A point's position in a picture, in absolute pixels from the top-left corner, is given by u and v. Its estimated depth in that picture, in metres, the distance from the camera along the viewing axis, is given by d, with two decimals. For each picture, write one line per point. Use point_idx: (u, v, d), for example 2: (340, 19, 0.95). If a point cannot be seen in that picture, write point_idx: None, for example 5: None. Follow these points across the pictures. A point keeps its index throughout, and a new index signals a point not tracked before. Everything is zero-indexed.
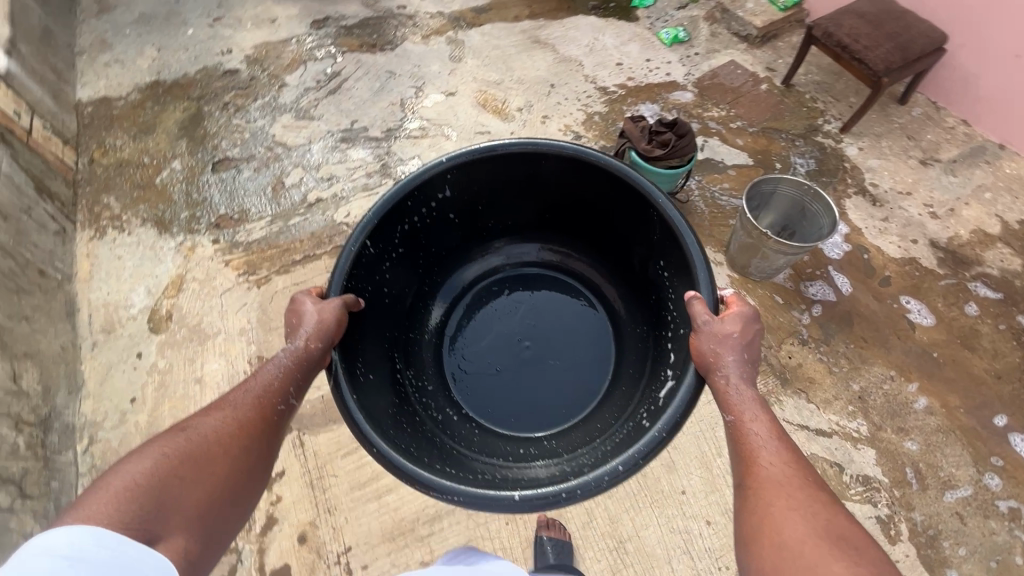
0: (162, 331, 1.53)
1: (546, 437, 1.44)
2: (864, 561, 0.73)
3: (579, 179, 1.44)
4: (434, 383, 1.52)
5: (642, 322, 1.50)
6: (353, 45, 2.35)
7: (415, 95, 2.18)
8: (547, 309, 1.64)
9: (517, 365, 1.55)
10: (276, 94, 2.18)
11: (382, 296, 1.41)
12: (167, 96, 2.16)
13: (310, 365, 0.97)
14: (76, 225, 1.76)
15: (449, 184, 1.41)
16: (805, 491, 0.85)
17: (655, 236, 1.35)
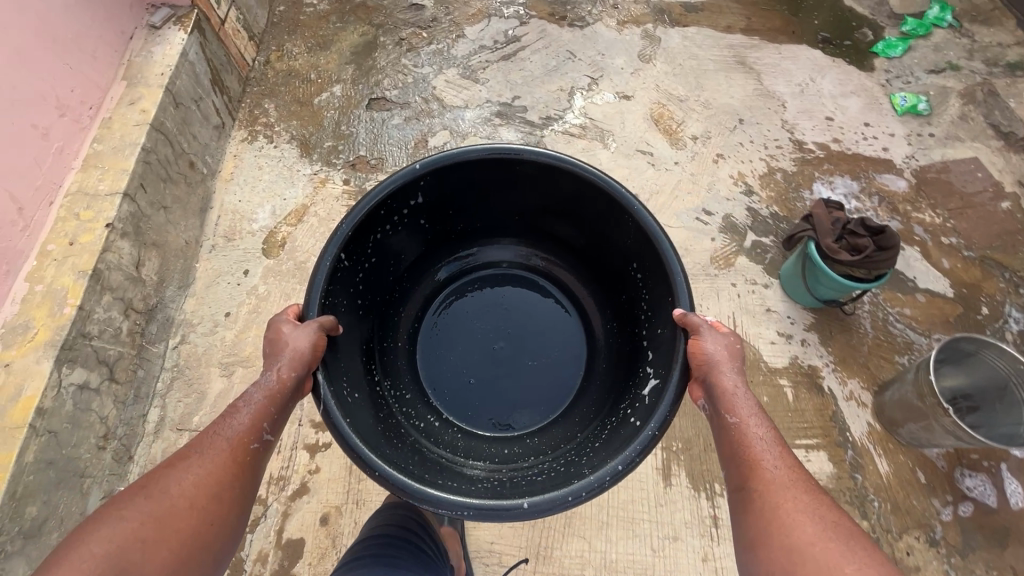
0: (272, 257, 1.56)
1: (531, 438, 1.45)
2: (870, 564, 0.75)
3: (548, 186, 1.41)
4: (413, 393, 1.50)
5: (615, 330, 1.52)
6: (543, 12, 2.18)
7: (587, 86, 1.99)
8: (517, 307, 1.65)
9: (490, 364, 1.56)
10: (451, 43, 2.09)
11: (356, 308, 1.35)
12: (351, 15, 2.15)
13: (284, 395, 0.97)
14: (234, 123, 1.82)
15: (421, 190, 1.36)
16: (807, 493, 0.85)
17: (623, 237, 1.37)
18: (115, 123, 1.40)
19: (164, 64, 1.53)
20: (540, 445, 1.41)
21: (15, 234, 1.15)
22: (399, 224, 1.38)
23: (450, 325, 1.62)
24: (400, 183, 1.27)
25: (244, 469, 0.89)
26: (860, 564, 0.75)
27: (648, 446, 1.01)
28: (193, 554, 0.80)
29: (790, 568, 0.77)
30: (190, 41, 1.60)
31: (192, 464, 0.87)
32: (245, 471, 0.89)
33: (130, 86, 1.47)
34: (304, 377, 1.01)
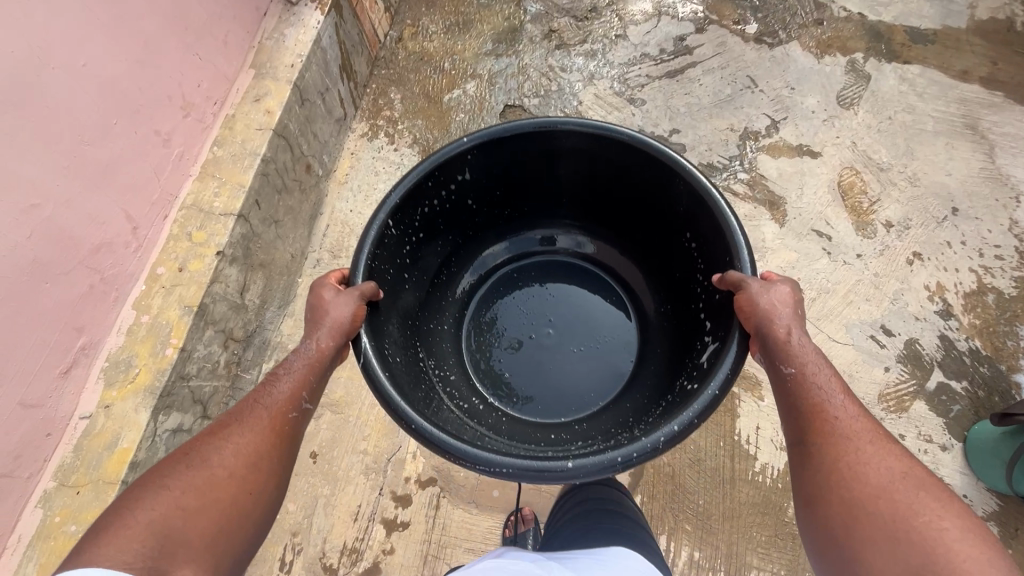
0: None
1: (579, 424, 1.25)
2: (945, 513, 0.70)
3: (595, 158, 1.25)
4: (459, 374, 1.32)
5: (671, 318, 1.30)
6: (725, 19, 1.79)
7: (765, 129, 1.63)
8: (567, 291, 1.44)
9: (534, 339, 1.37)
10: (608, 45, 1.77)
11: (400, 280, 1.21)
12: None
13: (325, 362, 0.91)
14: (356, 113, 1.64)
15: (468, 166, 1.23)
16: (872, 442, 0.78)
17: (677, 207, 1.20)
18: (237, 123, 1.26)
19: (296, 53, 1.35)
20: (586, 425, 1.23)
21: (128, 255, 1.06)
22: (444, 201, 1.25)
23: (497, 309, 1.42)
24: (449, 152, 1.15)
25: (285, 439, 0.84)
26: (935, 515, 0.69)
27: (707, 410, 0.87)
28: (232, 527, 0.75)
29: (857, 521, 0.72)
30: (326, 23, 1.41)
31: (233, 433, 0.82)
32: (286, 441, 0.83)
33: (257, 78, 1.31)
34: (342, 346, 0.94)
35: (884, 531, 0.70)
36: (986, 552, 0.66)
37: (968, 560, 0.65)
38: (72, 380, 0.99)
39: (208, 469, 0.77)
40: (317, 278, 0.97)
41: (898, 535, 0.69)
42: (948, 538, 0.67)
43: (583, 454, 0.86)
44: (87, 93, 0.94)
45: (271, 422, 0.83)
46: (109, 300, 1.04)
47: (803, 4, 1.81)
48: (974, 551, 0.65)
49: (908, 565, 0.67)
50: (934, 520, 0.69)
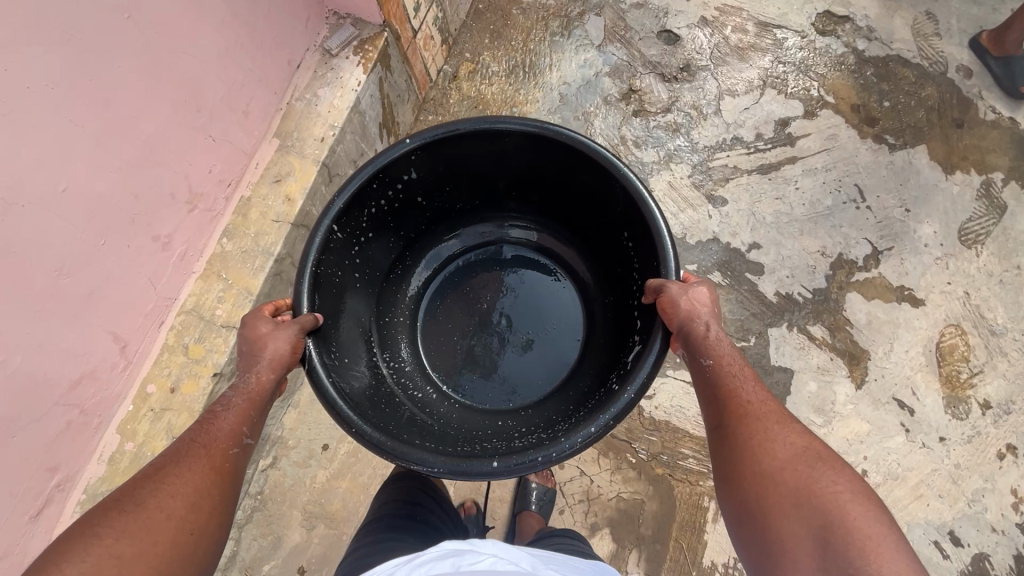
0: None
1: (522, 409, 1.16)
2: (839, 479, 0.68)
3: (530, 157, 1.12)
4: (411, 359, 1.23)
5: (612, 311, 1.18)
6: (842, 104, 1.49)
7: (863, 259, 1.38)
8: (516, 278, 1.30)
9: (484, 315, 1.26)
10: (695, 118, 1.49)
11: (350, 277, 1.10)
12: (577, 29, 1.58)
13: (268, 392, 0.81)
14: None
15: (417, 167, 1.09)
16: (775, 419, 0.77)
17: (617, 208, 1.07)
18: (251, 209, 1.09)
19: (329, 122, 1.15)
20: (533, 409, 1.15)
21: (114, 378, 0.95)
22: (394, 202, 1.12)
23: (453, 302, 1.29)
24: (391, 156, 1.01)
25: (230, 477, 0.72)
26: (830, 480, 0.68)
27: (623, 413, 0.83)
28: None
29: (765, 493, 0.70)
30: (368, 83, 1.19)
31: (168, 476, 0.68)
32: (228, 481, 0.71)
33: (281, 151, 1.13)
34: (283, 379, 0.85)
35: (789, 500, 0.67)
36: (872, 508, 0.65)
37: (859, 518, 0.64)
38: (45, 518, 0.91)
39: (144, 513, 0.62)
40: (253, 313, 0.86)
41: (803, 505, 0.66)
42: (843, 500, 0.66)
43: (506, 455, 0.84)
44: (68, 221, 0.79)
45: (211, 458, 0.70)
46: (90, 428, 0.94)
47: (940, 97, 1.50)
48: (860, 505, 0.65)
49: (809, 531, 0.64)
50: (830, 484, 0.68)
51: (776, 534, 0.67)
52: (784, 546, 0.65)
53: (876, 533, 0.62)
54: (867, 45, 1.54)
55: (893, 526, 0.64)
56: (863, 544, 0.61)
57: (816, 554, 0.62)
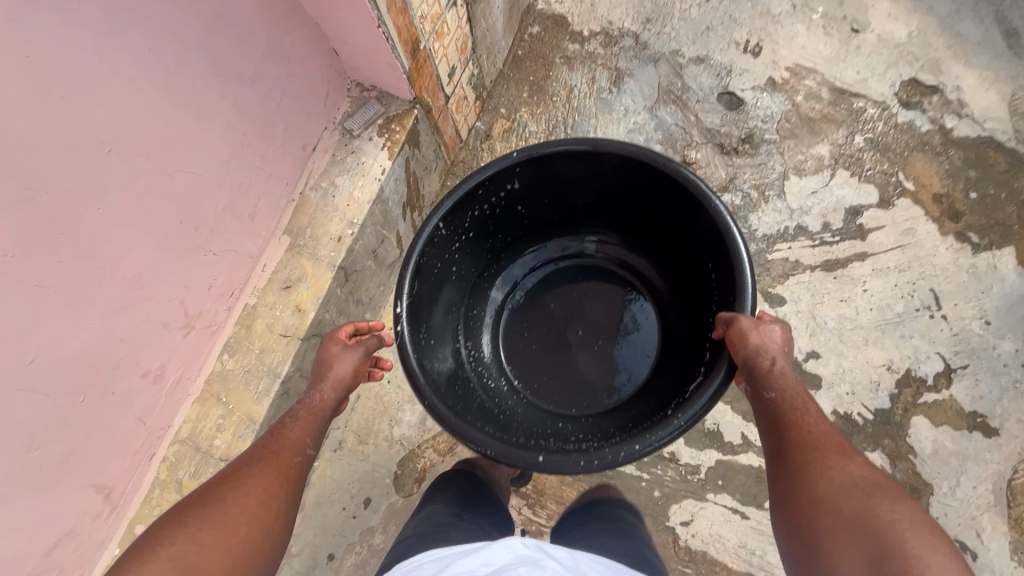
0: (402, 492, 1.20)
1: (583, 416, 1.13)
2: (898, 509, 0.64)
3: (620, 177, 1.08)
4: (492, 352, 1.22)
5: (688, 338, 1.11)
6: (923, 192, 1.32)
7: (933, 377, 1.23)
8: (596, 292, 1.25)
9: (553, 317, 1.24)
10: (755, 199, 1.33)
11: (446, 271, 1.11)
12: (628, 85, 1.41)
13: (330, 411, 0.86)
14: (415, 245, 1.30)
15: (520, 179, 1.08)
16: (837, 450, 0.73)
17: (703, 237, 1.02)
18: (257, 320, 0.96)
19: (347, 218, 1.00)
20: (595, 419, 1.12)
21: (96, 528, 0.84)
22: (496, 209, 1.12)
23: (532, 306, 1.25)
24: (498, 167, 1.01)
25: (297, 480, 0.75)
26: (890, 509, 0.63)
27: (671, 439, 0.82)
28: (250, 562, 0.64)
29: (821, 524, 0.66)
30: (393, 169, 1.04)
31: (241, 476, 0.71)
32: (292, 484, 0.73)
33: (292, 251, 0.99)
34: (343, 401, 0.89)
35: (847, 531, 0.63)
36: (938, 542, 0.60)
37: (920, 548, 0.59)
38: None
39: (224, 507, 0.65)
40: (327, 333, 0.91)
41: (854, 530, 0.63)
42: (904, 530, 0.61)
43: (552, 452, 0.85)
44: (34, 391, 0.67)
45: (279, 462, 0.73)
46: None
47: None
48: (922, 535, 0.60)
49: (863, 555, 0.61)
50: (888, 512, 0.63)
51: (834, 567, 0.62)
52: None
53: (937, 565, 0.57)
54: (956, 122, 1.35)
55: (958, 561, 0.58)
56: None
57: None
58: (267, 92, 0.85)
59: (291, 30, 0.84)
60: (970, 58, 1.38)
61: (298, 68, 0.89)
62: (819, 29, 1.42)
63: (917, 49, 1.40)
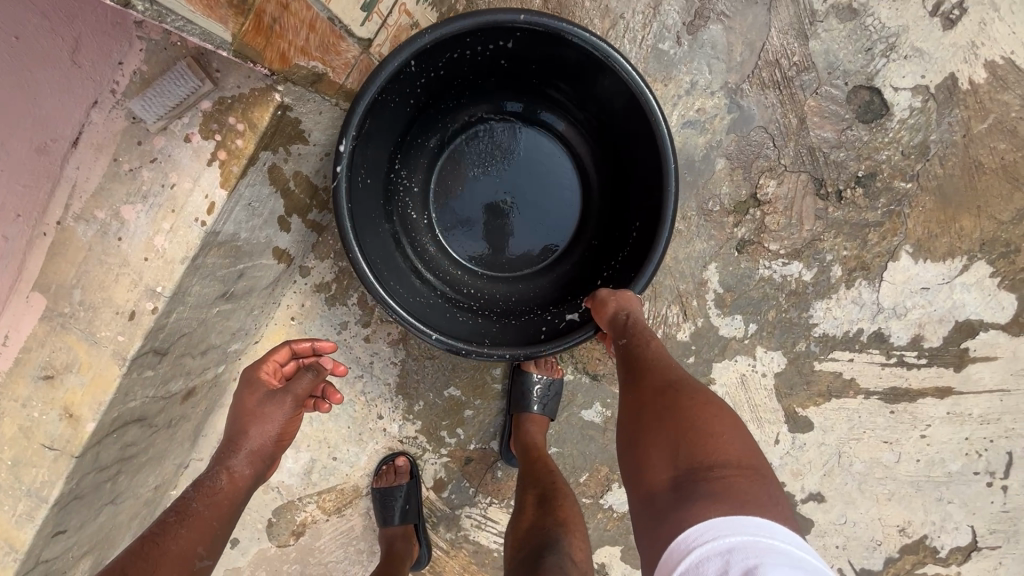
0: (276, 540, 1.00)
1: (484, 280, 0.86)
2: (701, 393, 0.54)
3: (589, 71, 0.69)
4: (421, 189, 0.85)
5: (592, 262, 0.83)
6: None
7: (950, 552, 0.96)
8: (536, 156, 0.85)
9: (460, 164, 0.86)
10: (833, 278, 0.88)
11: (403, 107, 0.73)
12: (712, 36, 0.82)
13: (238, 500, 0.65)
14: (316, 246, 0.87)
15: (513, 43, 0.69)
16: (665, 355, 0.62)
17: (639, 162, 0.72)
18: (4, 420, 0.61)
19: (143, 282, 0.57)
20: (463, 281, 0.85)
21: None
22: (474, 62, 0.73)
23: (467, 150, 0.85)
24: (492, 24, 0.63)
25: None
26: (690, 392, 0.55)
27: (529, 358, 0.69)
28: None
29: (639, 432, 0.55)
30: (235, 201, 0.58)
31: None
32: None
33: (51, 323, 0.58)
34: (266, 469, 0.68)
35: (659, 435, 0.52)
36: (738, 425, 0.52)
37: (711, 424, 0.51)
38: None
39: None
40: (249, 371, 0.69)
41: (664, 426, 0.52)
42: (708, 421, 0.51)
43: (443, 334, 0.71)
44: None
45: None
46: None
47: None
48: (720, 415, 0.52)
49: (666, 447, 0.51)
50: (687, 398, 0.54)
51: (642, 470, 0.52)
52: (647, 477, 0.51)
53: (725, 435, 0.50)
54: None
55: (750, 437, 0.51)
56: (717, 459, 0.48)
57: (674, 478, 0.49)
58: None
59: None
60: None
61: None
62: None
63: None
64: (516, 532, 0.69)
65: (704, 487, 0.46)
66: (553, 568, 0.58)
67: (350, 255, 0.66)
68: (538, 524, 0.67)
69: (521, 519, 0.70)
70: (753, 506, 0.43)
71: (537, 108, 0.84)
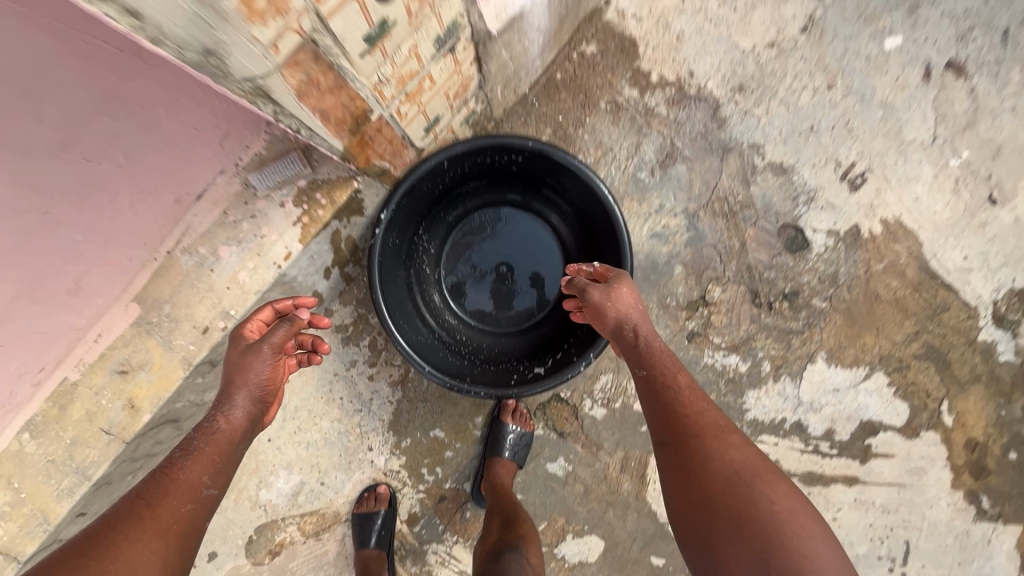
0: (252, 558, 1.08)
1: (474, 331, 1.04)
2: (777, 493, 0.58)
3: (578, 186, 0.91)
4: (435, 250, 1.03)
5: (561, 329, 1.01)
6: (957, 432, 1.07)
7: None
8: (530, 239, 1.04)
9: (470, 236, 1.04)
10: (764, 372, 1.07)
11: (434, 190, 0.93)
12: (678, 172, 1.06)
13: (237, 440, 0.67)
14: (343, 294, 1.03)
15: (523, 157, 0.91)
16: (723, 432, 0.64)
17: (608, 258, 0.92)
18: (74, 403, 0.74)
19: (222, 305, 0.74)
20: (458, 329, 1.03)
21: None
22: (493, 165, 0.93)
23: (477, 225, 1.04)
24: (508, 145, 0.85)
25: (181, 545, 0.57)
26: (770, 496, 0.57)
27: (499, 396, 0.87)
28: None
29: (715, 541, 0.57)
30: (304, 252, 0.77)
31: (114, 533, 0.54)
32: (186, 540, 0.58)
33: (138, 327, 0.73)
34: (260, 411, 0.72)
35: (741, 550, 0.55)
36: (819, 526, 0.57)
37: (798, 538, 0.54)
38: None
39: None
40: (234, 327, 0.71)
41: (749, 531, 0.55)
42: (797, 537, 0.54)
43: (436, 370, 0.88)
44: None
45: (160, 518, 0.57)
46: None
47: None
48: (804, 524, 0.56)
49: (753, 556, 0.54)
50: (768, 504, 0.57)
51: None
52: None
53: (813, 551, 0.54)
54: None
55: (829, 533, 0.57)
56: None
57: None
58: (94, 153, 0.55)
59: (139, 67, 0.52)
60: None
61: (161, 117, 0.57)
62: (948, 181, 1.06)
63: None
64: (483, 545, 0.82)
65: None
66: (510, 562, 0.72)
67: (375, 296, 0.85)
68: (502, 538, 0.80)
69: (489, 535, 0.84)
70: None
71: (536, 203, 1.02)
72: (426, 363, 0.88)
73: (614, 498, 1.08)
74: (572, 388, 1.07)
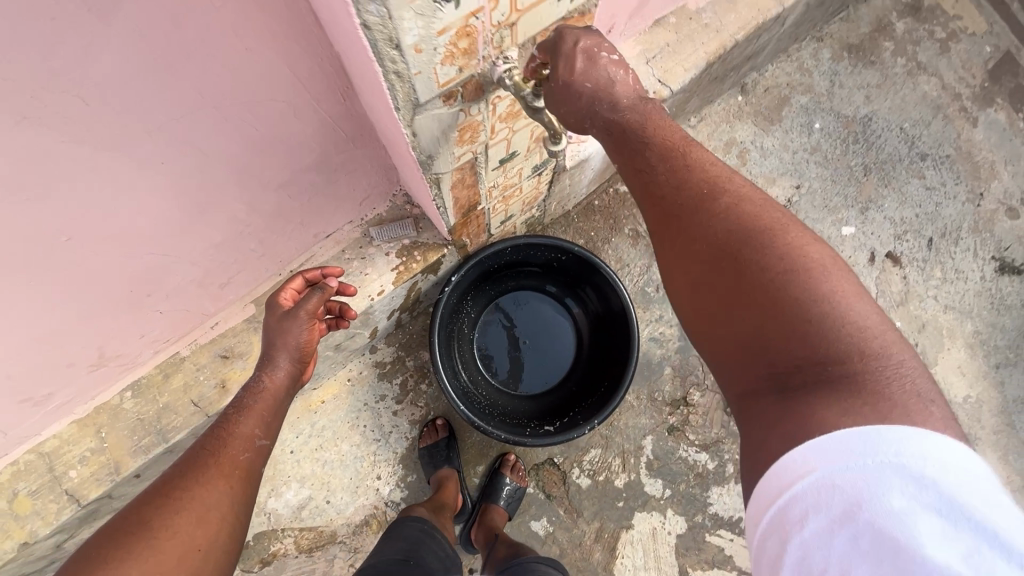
0: (242, 564, 1.15)
1: (494, 388, 1.23)
2: (796, 263, 0.48)
3: (604, 289, 1.14)
4: (476, 316, 1.24)
5: (567, 401, 1.21)
6: None
7: None
8: (554, 323, 1.26)
9: (506, 310, 1.26)
10: (728, 472, 1.25)
11: (491, 268, 1.16)
12: None
13: (282, 395, 0.78)
14: (390, 336, 1.22)
15: (566, 257, 1.15)
16: (719, 189, 0.52)
17: (616, 348, 1.15)
18: (177, 374, 0.90)
19: None
20: (481, 384, 1.22)
21: None
22: (540, 259, 1.18)
23: (514, 302, 1.26)
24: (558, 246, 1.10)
25: (244, 485, 0.68)
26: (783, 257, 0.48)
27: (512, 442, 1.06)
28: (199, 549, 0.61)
29: (721, 322, 0.51)
30: (389, 293, 0.98)
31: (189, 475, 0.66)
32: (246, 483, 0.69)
33: (248, 324, 0.92)
34: (301, 366, 0.82)
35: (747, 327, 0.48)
36: (850, 283, 0.47)
37: (819, 312, 0.46)
38: None
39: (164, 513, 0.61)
40: (272, 297, 0.81)
41: (756, 314, 0.48)
42: (818, 306, 0.46)
43: (466, 411, 1.06)
44: None
45: (223, 466, 0.68)
46: None
47: None
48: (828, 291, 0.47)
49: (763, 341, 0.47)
50: (784, 275, 0.47)
51: (730, 356, 0.51)
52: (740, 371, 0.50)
53: (841, 313, 0.46)
54: None
55: (845, 266, 0.49)
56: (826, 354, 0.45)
57: (779, 387, 0.47)
58: (294, 194, 0.77)
59: (348, 148, 0.76)
60: (1005, 452, 1.29)
61: (341, 178, 0.81)
62: None
63: (965, 416, 1.30)
64: (494, 561, 1.06)
65: (831, 385, 0.45)
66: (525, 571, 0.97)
67: (432, 340, 1.05)
68: (511, 553, 1.05)
69: (497, 552, 1.07)
70: (894, 414, 0.43)
71: (566, 296, 1.25)
72: (459, 404, 1.06)
73: (585, 566, 1.20)
74: (564, 455, 1.24)
